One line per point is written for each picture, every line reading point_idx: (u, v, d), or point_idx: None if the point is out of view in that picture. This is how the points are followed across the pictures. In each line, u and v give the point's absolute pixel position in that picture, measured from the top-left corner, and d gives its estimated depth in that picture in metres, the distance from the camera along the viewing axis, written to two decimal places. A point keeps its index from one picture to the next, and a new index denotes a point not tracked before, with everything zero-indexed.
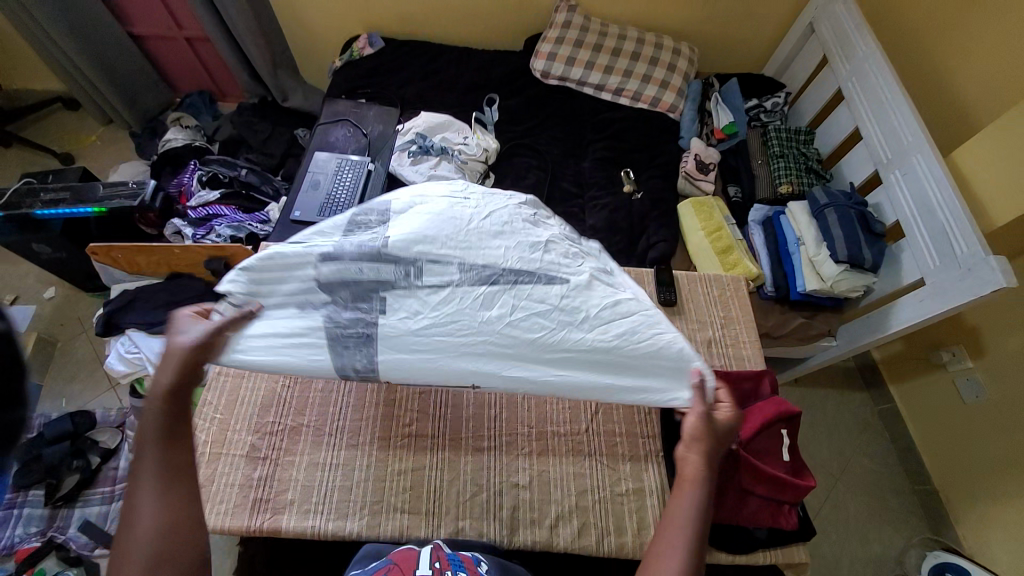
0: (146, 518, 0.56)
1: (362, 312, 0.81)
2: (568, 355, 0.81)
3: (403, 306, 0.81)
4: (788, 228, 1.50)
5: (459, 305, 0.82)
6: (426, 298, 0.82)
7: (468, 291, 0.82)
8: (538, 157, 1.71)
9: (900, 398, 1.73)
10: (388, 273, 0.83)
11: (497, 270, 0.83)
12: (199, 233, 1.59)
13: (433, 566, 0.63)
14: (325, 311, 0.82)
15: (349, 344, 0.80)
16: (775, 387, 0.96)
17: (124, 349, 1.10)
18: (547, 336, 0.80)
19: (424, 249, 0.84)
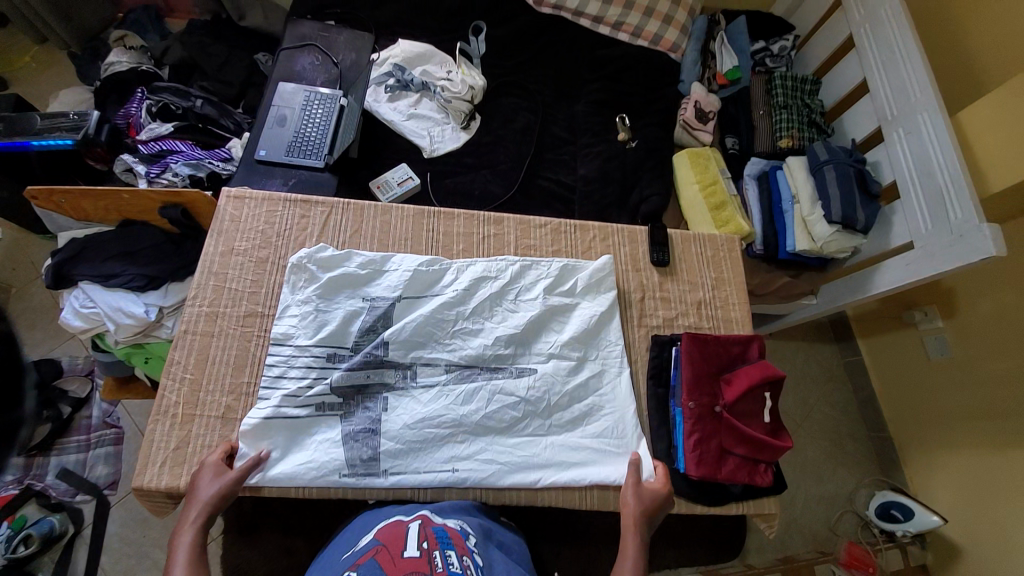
0: None
1: (370, 412, 0.85)
2: (529, 442, 0.87)
3: (401, 407, 0.86)
4: (784, 183, 1.46)
5: (445, 403, 0.86)
6: (421, 397, 0.87)
7: (453, 390, 0.87)
8: (528, 98, 1.57)
9: (867, 352, 1.80)
10: (388, 375, 0.87)
11: (478, 366, 0.90)
12: (153, 171, 1.43)
13: (420, 547, 0.65)
14: (337, 417, 0.85)
15: (359, 438, 0.83)
16: (763, 351, 0.95)
17: (79, 303, 0.99)
18: (514, 426, 0.87)
19: (421, 352, 0.90)
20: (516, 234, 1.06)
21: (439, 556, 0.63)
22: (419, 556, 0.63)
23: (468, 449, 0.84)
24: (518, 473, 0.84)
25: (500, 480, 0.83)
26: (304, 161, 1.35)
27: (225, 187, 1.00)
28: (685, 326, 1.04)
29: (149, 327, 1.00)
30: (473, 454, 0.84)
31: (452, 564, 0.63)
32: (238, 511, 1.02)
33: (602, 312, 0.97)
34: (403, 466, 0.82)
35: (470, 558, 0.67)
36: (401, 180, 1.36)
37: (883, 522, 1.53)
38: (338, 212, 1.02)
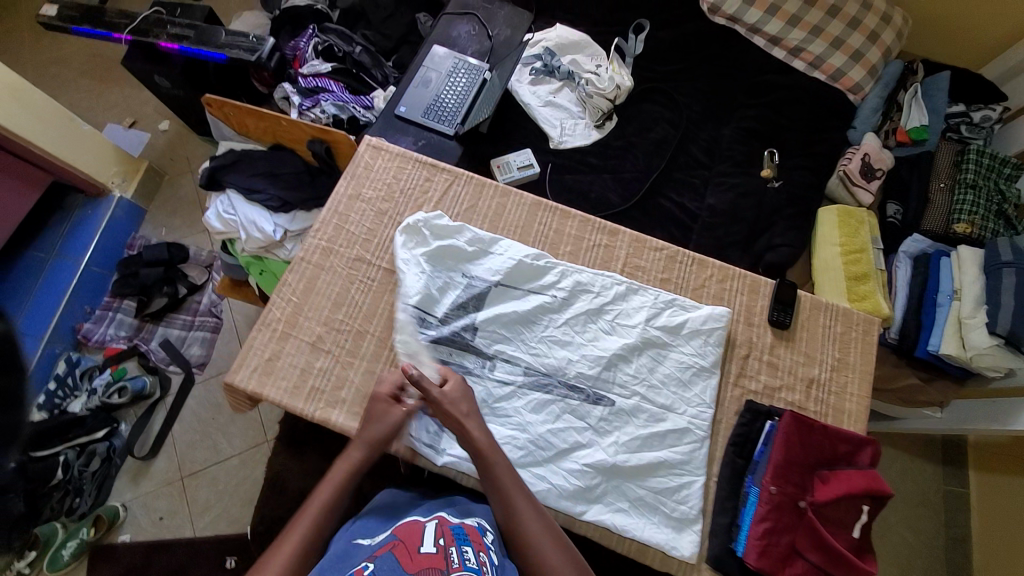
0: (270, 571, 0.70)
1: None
2: (586, 471, 0.84)
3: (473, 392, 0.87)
4: (947, 273, 1.23)
5: (515, 404, 0.87)
6: (494, 389, 0.87)
7: (525, 395, 0.88)
8: (671, 110, 1.48)
9: (976, 487, 1.48)
10: (467, 360, 0.89)
11: (555, 378, 0.89)
12: (305, 104, 1.57)
13: (436, 543, 0.68)
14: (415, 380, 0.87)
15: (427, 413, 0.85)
16: (876, 460, 0.81)
17: (222, 208, 1.10)
18: (574, 450, 0.85)
19: (504, 346, 0.90)
20: (627, 251, 1.00)
21: (455, 553, 0.67)
22: (435, 553, 0.66)
23: (522, 457, 0.84)
24: (564, 498, 0.82)
25: (547, 499, 0.82)
26: (437, 126, 1.38)
27: (368, 136, 1.05)
28: (787, 401, 0.92)
29: (272, 245, 1.09)
30: (526, 463, 0.84)
31: (468, 560, 0.66)
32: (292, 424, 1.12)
33: (702, 368, 0.90)
34: (460, 450, 0.84)
35: (486, 555, 0.69)
36: (522, 165, 1.35)
37: None
38: (460, 183, 1.03)
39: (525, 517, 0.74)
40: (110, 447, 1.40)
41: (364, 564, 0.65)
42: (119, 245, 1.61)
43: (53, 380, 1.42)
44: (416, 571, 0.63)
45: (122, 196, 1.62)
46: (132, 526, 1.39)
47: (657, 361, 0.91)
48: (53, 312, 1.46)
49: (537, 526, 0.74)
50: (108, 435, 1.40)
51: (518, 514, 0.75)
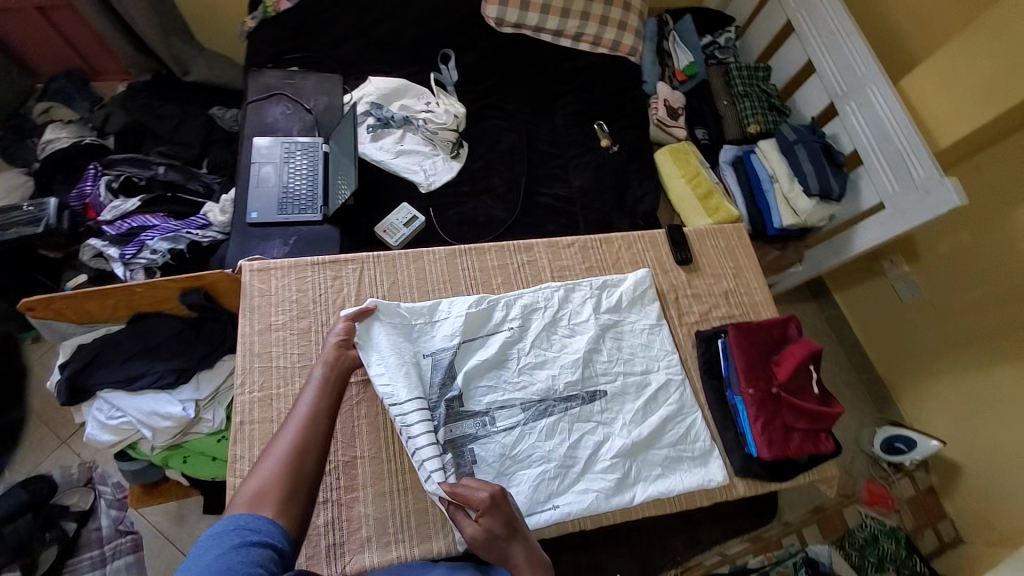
0: (279, 446, 0.67)
1: (461, 466, 0.83)
2: (617, 462, 0.89)
3: (489, 453, 0.85)
4: (760, 166, 1.57)
5: (531, 441, 0.87)
6: (505, 440, 0.87)
7: (534, 427, 0.89)
8: (509, 119, 1.59)
9: (845, 304, 1.93)
10: (468, 426, 0.87)
11: (550, 398, 0.92)
12: (127, 252, 1.29)
13: None
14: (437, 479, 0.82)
15: None
16: (800, 329, 1.02)
17: (104, 416, 0.90)
18: (597, 451, 0.90)
19: (495, 395, 0.90)
20: (548, 258, 1.08)
21: None
22: None
23: (562, 484, 0.86)
24: (611, 496, 0.86)
25: (600, 506, 0.85)
26: (301, 217, 1.30)
27: (246, 261, 0.94)
28: (720, 317, 1.10)
29: (188, 425, 0.93)
30: (568, 486, 0.86)
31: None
32: None
33: (653, 326, 1.03)
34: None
35: None
36: (406, 220, 1.34)
37: (889, 456, 1.66)
38: (370, 267, 1.00)
39: None
40: None
41: None
42: None
43: None
44: None
45: None
46: None
47: (618, 340, 1.00)
48: None
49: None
50: None
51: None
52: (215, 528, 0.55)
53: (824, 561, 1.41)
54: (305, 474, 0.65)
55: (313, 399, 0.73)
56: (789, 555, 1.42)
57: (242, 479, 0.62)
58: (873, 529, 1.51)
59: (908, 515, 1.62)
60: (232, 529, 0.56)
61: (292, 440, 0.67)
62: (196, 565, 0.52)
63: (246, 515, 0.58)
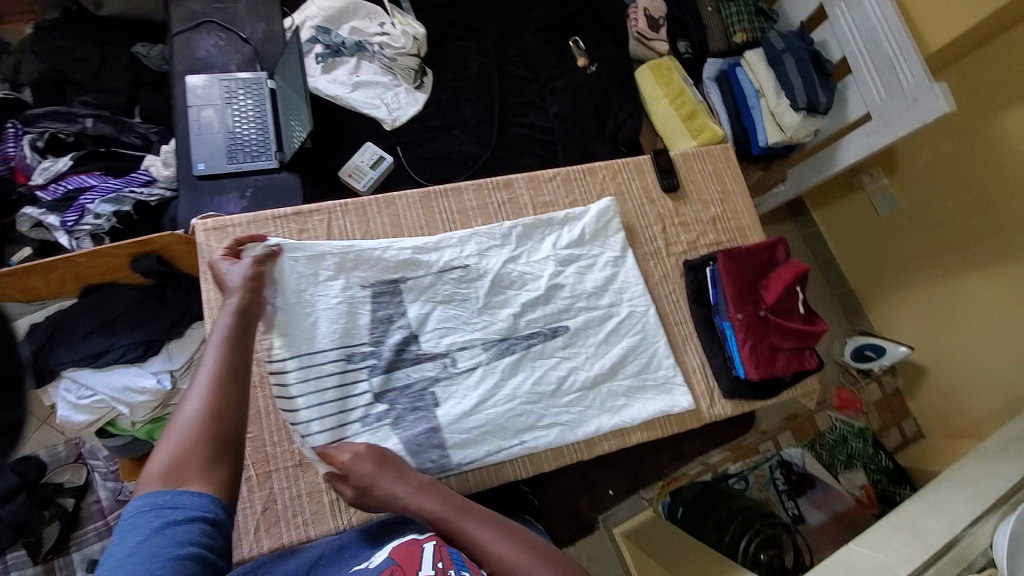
0: (192, 405, 0.59)
1: (421, 411, 0.81)
2: (581, 395, 0.89)
3: (452, 394, 0.83)
4: (746, 80, 1.48)
5: (496, 382, 0.85)
6: (468, 382, 0.84)
7: (496, 366, 0.86)
8: (476, 39, 1.43)
9: (823, 221, 1.94)
10: (427, 369, 0.84)
11: (512, 336, 0.89)
12: (68, 219, 1.16)
13: (436, 568, 0.58)
14: (390, 425, 0.80)
15: (423, 442, 0.79)
16: (789, 251, 1.00)
17: (73, 396, 0.84)
18: (562, 386, 0.88)
19: (453, 337, 0.87)
20: (529, 194, 1.01)
21: None
22: None
23: (529, 420, 0.85)
24: (576, 428, 0.87)
25: (567, 438, 0.86)
26: (255, 166, 1.18)
27: (198, 220, 0.85)
28: (708, 245, 1.08)
29: (168, 396, 0.87)
30: (535, 421, 0.85)
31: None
32: None
33: (617, 257, 0.98)
34: (475, 452, 0.81)
35: None
36: (373, 161, 1.22)
37: (860, 364, 1.72)
38: (338, 217, 0.91)
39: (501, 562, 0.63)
40: None
41: None
42: None
43: None
44: None
45: None
46: None
47: (578, 274, 0.95)
48: None
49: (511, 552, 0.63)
50: None
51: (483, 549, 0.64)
52: (128, 512, 0.50)
53: (797, 462, 1.56)
54: (226, 431, 0.58)
55: (221, 351, 0.63)
56: (766, 459, 1.56)
57: (150, 453, 0.54)
58: (843, 431, 1.63)
59: (874, 416, 1.73)
60: (151, 509, 0.51)
61: (207, 398, 0.59)
62: (119, 552, 0.48)
63: (164, 491, 0.52)
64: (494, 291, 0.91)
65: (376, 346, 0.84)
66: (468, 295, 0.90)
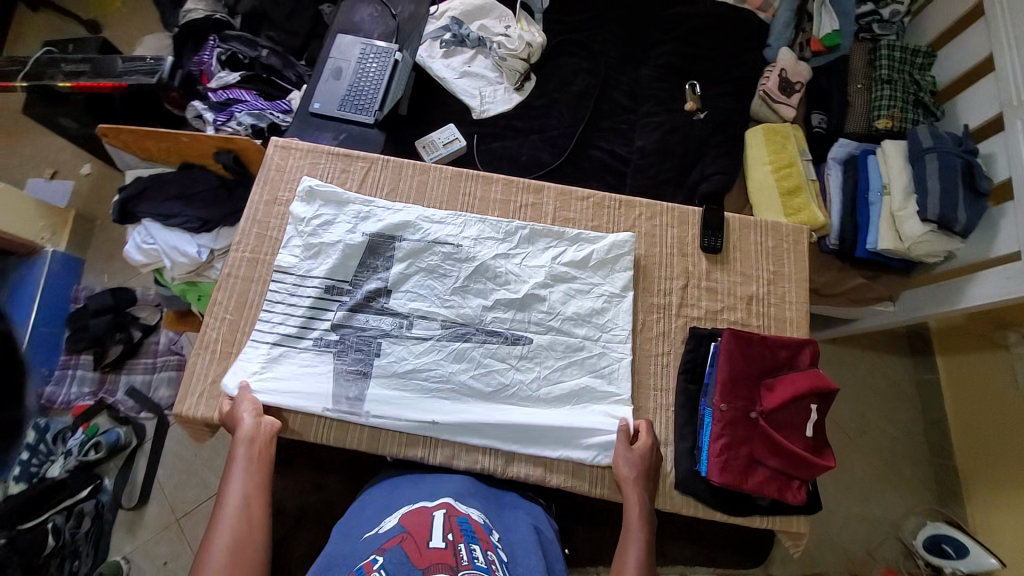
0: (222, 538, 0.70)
1: (360, 353, 0.88)
2: (510, 411, 0.86)
3: (391, 352, 0.88)
4: (875, 171, 1.26)
5: (434, 359, 0.88)
6: (412, 347, 0.89)
7: (443, 347, 0.89)
8: (590, 60, 1.45)
9: (944, 372, 1.54)
10: (383, 322, 0.90)
11: (471, 327, 0.91)
12: (219, 119, 1.46)
13: (445, 538, 0.63)
14: (330, 356, 0.88)
15: (348, 378, 0.87)
16: (815, 359, 0.86)
17: (140, 239, 1.07)
18: (497, 394, 0.87)
19: (419, 305, 0.91)
20: (555, 205, 1.00)
21: (463, 549, 0.61)
22: (445, 548, 0.61)
23: (449, 407, 0.86)
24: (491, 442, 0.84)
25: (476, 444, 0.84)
26: (356, 117, 1.33)
27: (273, 136, 1.01)
28: (730, 321, 0.95)
29: (202, 267, 1.07)
30: (453, 412, 0.86)
31: (477, 557, 0.60)
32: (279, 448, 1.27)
33: (612, 295, 0.93)
34: (385, 412, 0.85)
35: (495, 554, 0.64)
36: (448, 142, 1.32)
37: (930, 556, 1.35)
38: (377, 169, 1.01)
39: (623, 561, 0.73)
40: (98, 505, 1.34)
41: (372, 558, 0.60)
42: (63, 300, 1.53)
43: (24, 450, 1.32)
44: (426, 566, 0.57)
45: (55, 250, 1.53)
46: None
47: (565, 298, 0.92)
48: None
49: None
50: (93, 493, 1.34)
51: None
52: None
53: None
54: (254, 553, 0.70)
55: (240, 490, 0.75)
56: None
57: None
58: None
59: None
60: None
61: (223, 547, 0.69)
62: None
63: None
64: (473, 278, 0.93)
65: (354, 288, 0.92)
66: (453, 272, 0.93)
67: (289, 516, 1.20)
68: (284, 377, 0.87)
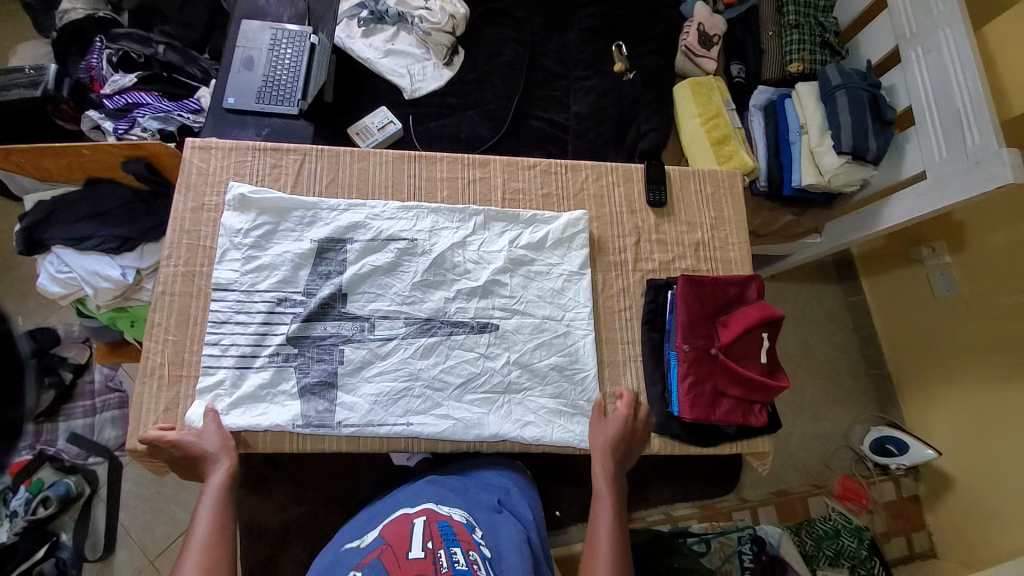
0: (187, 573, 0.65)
1: (325, 363, 0.85)
2: (487, 401, 0.87)
3: (357, 357, 0.86)
4: (792, 113, 1.35)
5: (403, 356, 0.87)
6: (378, 348, 0.87)
7: (411, 344, 0.88)
8: (516, 28, 1.43)
9: (870, 290, 1.71)
10: (344, 327, 0.87)
11: (437, 320, 0.89)
12: (119, 126, 1.31)
13: (425, 547, 0.62)
14: (295, 368, 0.84)
15: (316, 391, 0.84)
16: (760, 291, 0.93)
17: (54, 268, 0.95)
18: (471, 384, 0.87)
19: (379, 305, 0.89)
20: (503, 178, 0.99)
21: (443, 555, 0.60)
22: (424, 558, 0.60)
23: (424, 402, 0.85)
24: (471, 431, 0.85)
25: (457, 434, 0.84)
26: (278, 108, 1.24)
27: (188, 137, 0.93)
28: (682, 269, 1.00)
29: (129, 290, 0.98)
30: (428, 407, 0.85)
31: (457, 561, 0.59)
32: (250, 467, 1.22)
33: (572, 273, 0.94)
34: (357, 417, 0.83)
35: (477, 553, 0.63)
36: (382, 125, 1.27)
37: (877, 457, 1.52)
38: (312, 161, 0.95)
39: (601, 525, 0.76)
40: (60, 562, 1.26)
41: None
42: None
43: None
44: None
45: None
46: None
47: (528, 281, 0.93)
48: None
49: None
50: (51, 550, 1.25)
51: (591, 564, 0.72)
52: None
53: (773, 541, 1.34)
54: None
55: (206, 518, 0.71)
56: (737, 529, 1.38)
57: None
58: (837, 523, 1.44)
59: (880, 519, 1.53)
60: None
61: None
62: None
63: None
64: (433, 268, 0.91)
65: (307, 296, 0.88)
66: (409, 263, 0.91)
67: (271, 534, 1.19)
68: (245, 397, 0.82)
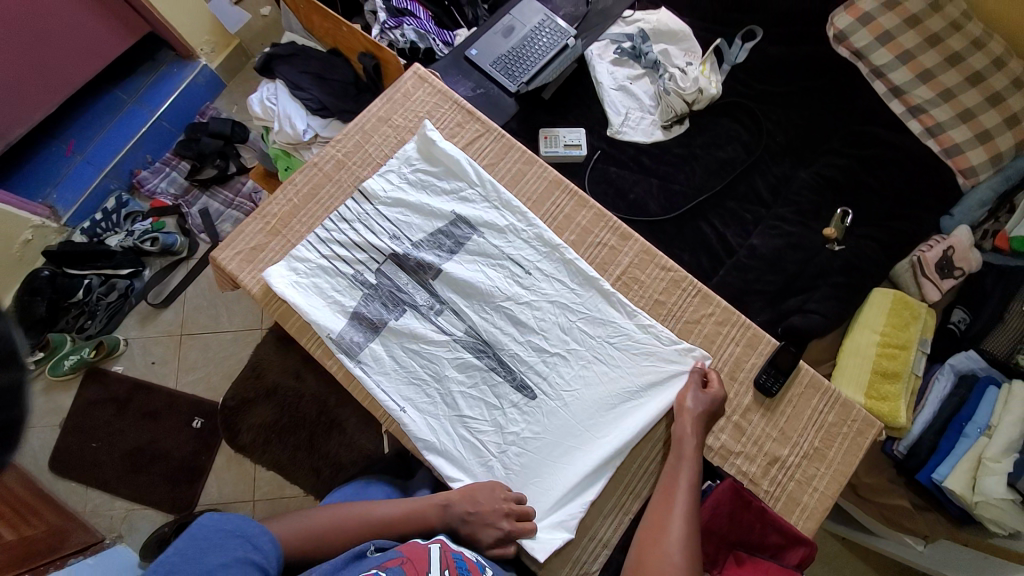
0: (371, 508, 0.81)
1: (378, 305, 0.89)
2: (475, 436, 0.84)
3: (404, 318, 0.88)
4: (986, 407, 1.06)
5: (436, 345, 0.87)
6: (424, 323, 0.88)
7: (451, 340, 0.88)
8: (752, 134, 1.33)
9: None
10: (412, 286, 0.90)
11: (487, 338, 0.88)
12: (387, 23, 1.43)
13: None
14: (355, 291, 0.89)
15: (356, 321, 0.88)
16: (803, 562, 0.76)
17: (265, 95, 1.22)
18: (473, 410, 0.85)
19: (451, 290, 0.90)
20: (631, 260, 0.93)
21: None
22: None
23: (426, 396, 0.85)
24: (441, 451, 0.83)
25: (428, 442, 0.83)
26: (500, 79, 1.32)
27: (416, 65, 1.02)
28: (741, 469, 0.85)
29: (300, 144, 1.20)
30: (425, 404, 0.85)
31: None
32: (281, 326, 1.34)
33: (630, 389, 0.86)
34: (367, 366, 0.86)
35: None
36: (571, 143, 1.28)
37: None
38: (488, 139, 0.99)
39: (668, 537, 0.74)
40: (129, 286, 1.52)
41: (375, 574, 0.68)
42: (192, 109, 1.67)
43: (100, 212, 1.54)
44: None
45: (206, 65, 1.65)
46: (127, 361, 1.52)
47: (586, 364, 0.87)
48: (119, 150, 1.55)
49: (677, 560, 0.72)
50: (131, 275, 1.53)
51: (664, 531, 0.75)
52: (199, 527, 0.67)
53: None
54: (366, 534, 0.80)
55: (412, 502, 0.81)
56: None
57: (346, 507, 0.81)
58: None
59: None
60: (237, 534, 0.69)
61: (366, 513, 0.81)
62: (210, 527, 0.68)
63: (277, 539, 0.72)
64: (515, 292, 0.90)
65: (406, 242, 0.92)
66: (499, 275, 0.90)
67: (265, 383, 1.33)
68: (311, 287, 0.89)
